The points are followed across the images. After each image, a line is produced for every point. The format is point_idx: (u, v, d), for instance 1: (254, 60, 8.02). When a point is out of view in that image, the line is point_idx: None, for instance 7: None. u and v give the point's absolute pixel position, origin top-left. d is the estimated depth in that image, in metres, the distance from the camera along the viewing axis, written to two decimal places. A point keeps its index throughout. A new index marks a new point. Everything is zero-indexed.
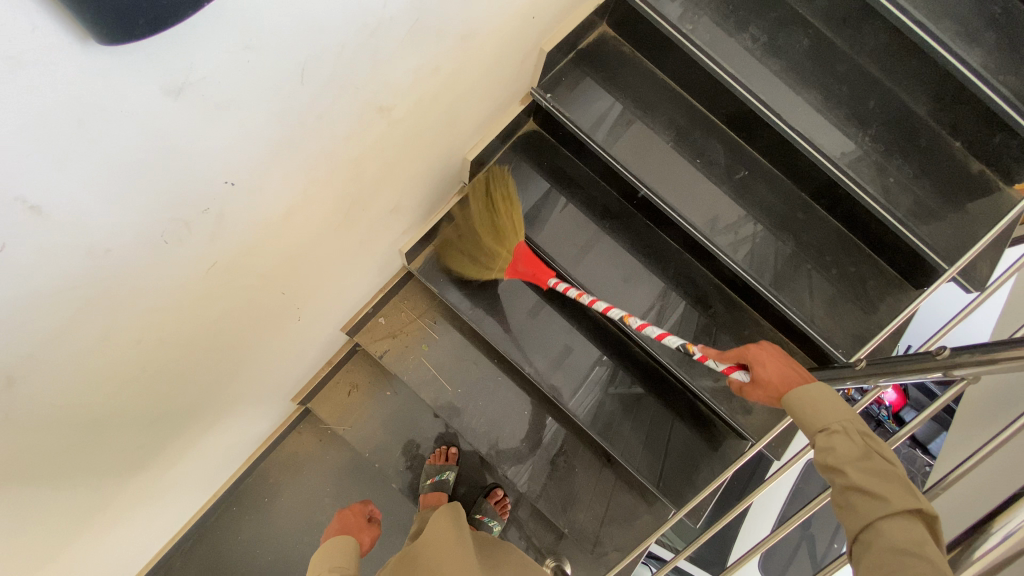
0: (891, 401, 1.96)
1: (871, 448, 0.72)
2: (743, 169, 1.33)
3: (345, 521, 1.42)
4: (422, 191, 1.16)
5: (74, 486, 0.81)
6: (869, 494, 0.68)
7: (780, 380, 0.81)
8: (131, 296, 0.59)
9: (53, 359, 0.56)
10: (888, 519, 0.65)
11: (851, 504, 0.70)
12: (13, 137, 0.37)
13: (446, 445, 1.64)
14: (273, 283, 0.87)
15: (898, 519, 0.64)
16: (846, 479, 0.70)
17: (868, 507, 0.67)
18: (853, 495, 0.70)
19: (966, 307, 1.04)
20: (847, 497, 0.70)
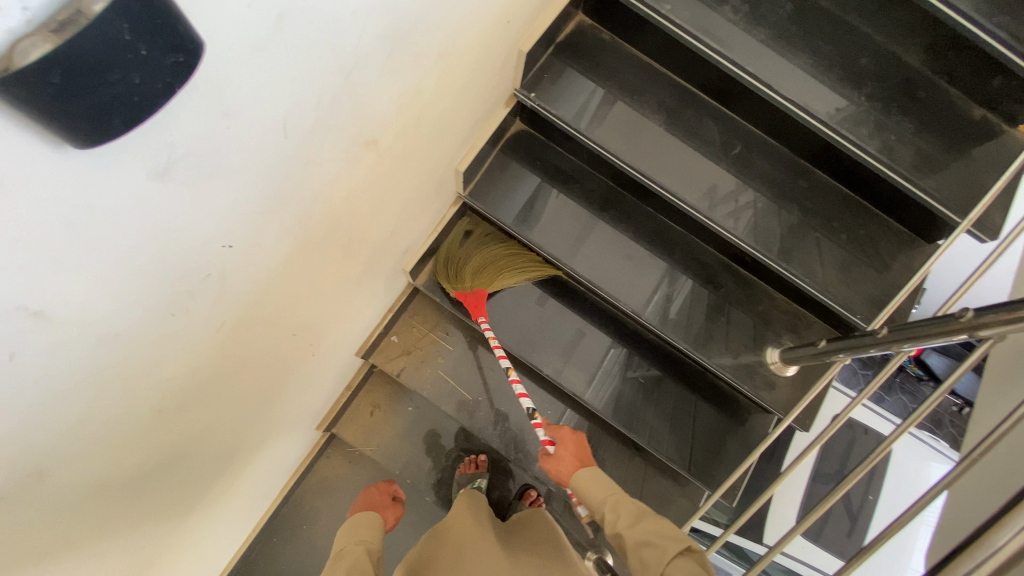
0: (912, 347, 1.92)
1: (637, 509, 0.97)
2: (739, 143, 1.31)
3: (371, 498, 1.45)
4: (417, 210, 1.14)
5: (119, 553, 0.82)
6: (652, 545, 0.88)
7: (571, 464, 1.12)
8: (147, 373, 0.59)
9: (81, 445, 0.56)
10: (671, 562, 0.85)
11: (643, 558, 0.89)
12: (7, 254, 0.37)
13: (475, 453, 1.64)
14: (284, 327, 0.87)
15: (676, 559, 0.85)
16: (634, 540, 0.91)
17: (655, 556, 0.86)
18: (642, 549, 0.90)
19: (983, 261, 1.02)
20: (641, 555, 0.89)
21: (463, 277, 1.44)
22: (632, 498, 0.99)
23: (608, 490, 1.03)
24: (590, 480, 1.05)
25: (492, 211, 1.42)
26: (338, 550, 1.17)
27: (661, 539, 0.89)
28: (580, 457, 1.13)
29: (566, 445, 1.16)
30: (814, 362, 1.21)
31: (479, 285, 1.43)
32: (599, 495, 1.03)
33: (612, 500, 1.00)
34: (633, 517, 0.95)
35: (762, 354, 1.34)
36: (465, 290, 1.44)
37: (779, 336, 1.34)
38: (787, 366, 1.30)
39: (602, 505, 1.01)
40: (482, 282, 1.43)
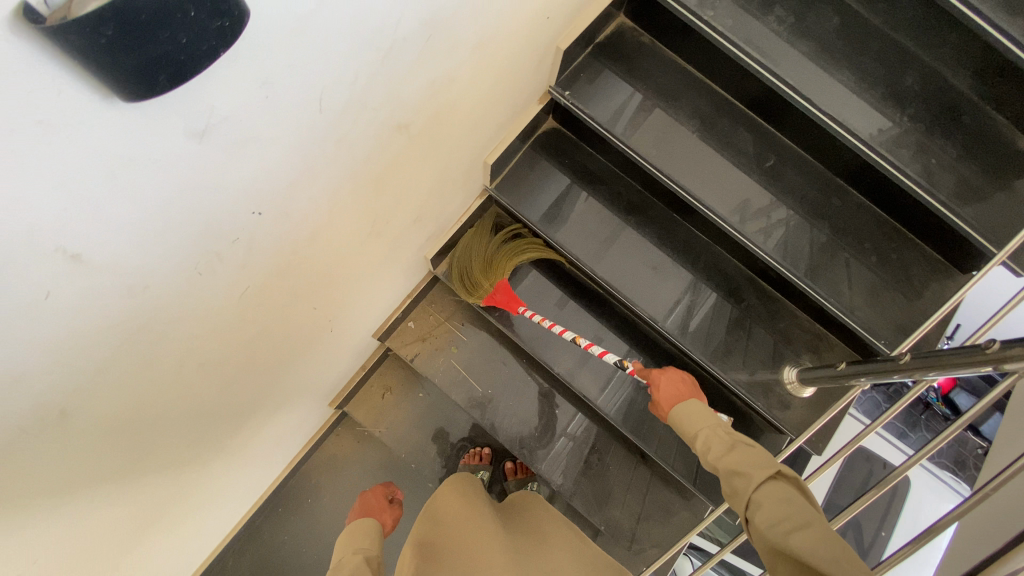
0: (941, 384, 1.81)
1: (732, 440, 0.89)
2: (773, 156, 1.28)
3: (368, 503, 1.37)
4: (443, 198, 1.16)
5: (132, 500, 0.86)
6: (740, 474, 0.81)
7: (670, 401, 1.06)
8: (170, 327, 0.62)
9: (104, 388, 0.59)
10: (759, 488, 0.77)
11: (735, 489, 0.82)
12: (50, 196, 0.39)
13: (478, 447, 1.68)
14: (305, 300, 0.90)
15: (765, 485, 0.77)
16: (723, 469, 0.85)
17: (744, 483, 0.80)
18: (733, 479, 0.83)
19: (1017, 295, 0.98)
20: (731, 484, 0.82)
21: (478, 283, 1.46)
22: (729, 430, 0.91)
23: (706, 423, 0.96)
24: (690, 417, 0.99)
25: (517, 206, 1.43)
26: (338, 559, 1.11)
27: (750, 466, 0.81)
28: (680, 394, 1.06)
29: (660, 385, 1.09)
30: (832, 384, 1.18)
31: (498, 280, 1.44)
32: (696, 427, 0.96)
33: (705, 431, 0.94)
34: (726, 448, 0.88)
35: (779, 372, 1.31)
36: (489, 290, 1.45)
37: (798, 356, 1.32)
38: (804, 387, 1.27)
39: (696, 438, 0.94)
40: (498, 276, 1.43)
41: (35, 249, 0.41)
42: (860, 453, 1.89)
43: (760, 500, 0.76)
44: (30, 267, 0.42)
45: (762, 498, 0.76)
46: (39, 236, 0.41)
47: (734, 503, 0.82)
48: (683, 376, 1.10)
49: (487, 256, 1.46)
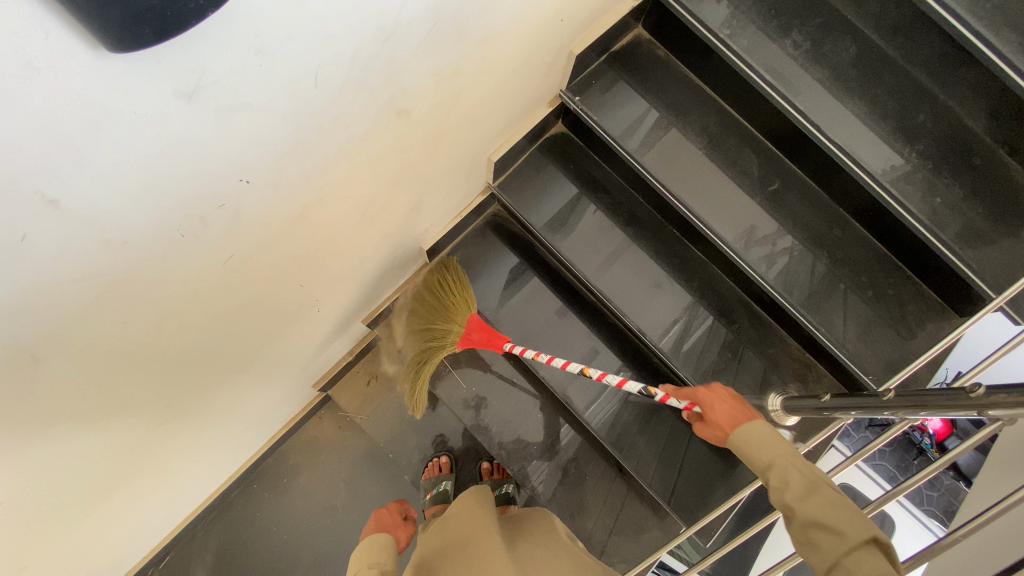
0: (936, 429, 1.86)
1: (815, 478, 0.72)
2: (778, 181, 1.28)
3: (381, 519, 1.33)
4: (443, 190, 1.16)
5: (99, 456, 0.86)
6: (825, 528, 0.66)
7: (728, 419, 0.87)
8: (149, 286, 0.62)
9: (74, 339, 0.59)
10: (848, 554, 0.63)
11: (811, 541, 0.68)
12: (30, 140, 0.40)
13: (440, 458, 1.63)
14: (292, 276, 0.90)
15: (856, 553, 0.63)
16: (800, 518, 0.69)
17: (829, 544, 0.65)
18: (811, 530, 0.68)
19: (1009, 342, 0.97)
20: (808, 535, 0.68)
21: (446, 329, 1.42)
22: (812, 464, 0.73)
23: (778, 449, 0.77)
24: (755, 439, 0.79)
25: (519, 207, 1.44)
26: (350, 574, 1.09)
27: (837, 519, 0.66)
28: (738, 413, 0.87)
29: (713, 403, 0.90)
30: (816, 416, 1.16)
31: (467, 320, 1.39)
32: (763, 457, 0.78)
33: (779, 465, 0.75)
34: (804, 490, 0.71)
35: (764, 398, 1.30)
36: (461, 332, 1.40)
37: (786, 383, 1.31)
38: (787, 417, 1.23)
39: (765, 467, 0.76)
40: (464, 317, 1.38)
41: (13, 191, 0.42)
42: (848, 492, 1.87)
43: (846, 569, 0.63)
44: (7, 207, 0.42)
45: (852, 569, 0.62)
46: (17, 179, 0.41)
47: (812, 560, 0.68)
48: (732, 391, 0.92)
49: (450, 296, 1.42)
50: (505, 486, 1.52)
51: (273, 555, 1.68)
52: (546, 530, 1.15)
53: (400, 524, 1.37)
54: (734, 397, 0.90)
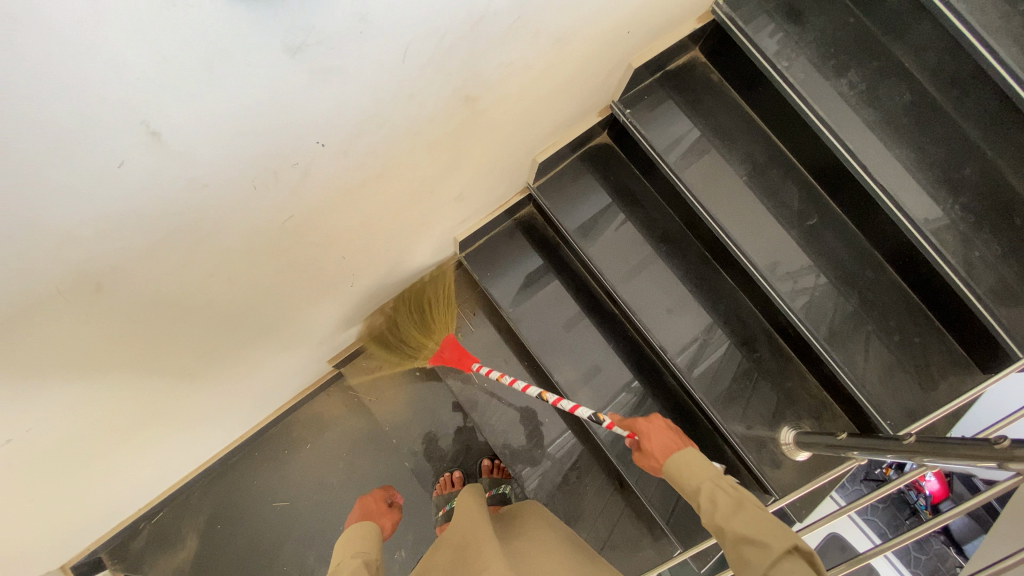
0: (932, 491, 1.80)
1: (739, 497, 0.85)
2: (816, 216, 1.29)
3: (365, 507, 1.31)
4: (487, 183, 1.18)
5: (128, 398, 0.87)
6: (754, 544, 0.75)
7: (663, 449, 1.04)
8: (213, 233, 0.64)
9: (137, 273, 0.61)
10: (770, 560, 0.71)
11: (744, 559, 0.75)
12: (152, 70, 0.42)
13: (450, 472, 1.61)
14: (337, 247, 0.92)
15: (776, 557, 0.71)
16: (729, 532, 0.80)
17: (757, 557, 0.73)
18: (743, 547, 0.76)
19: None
20: (739, 551, 0.77)
21: (422, 345, 1.44)
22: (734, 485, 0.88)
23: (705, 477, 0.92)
24: (685, 466, 0.95)
25: (554, 210, 1.46)
26: (334, 565, 1.06)
27: (764, 533, 0.75)
28: (670, 443, 1.05)
29: (649, 433, 1.07)
30: (828, 453, 1.16)
31: (443, 335, 1.43)
32: (693, 481, 0.93)
33: (705, 489, 0.90)
34: (732, 506, 0.84)
35: (776, 430, 1.30)
36: (435, 350, 1.42)
37: (799, 418, 1.30)
38: (799, 450, 1.23)
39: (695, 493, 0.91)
40: (442, 334, 1.43)
41: (124, 117, 0.44)
42: (835, 541, 1.89)
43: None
44: (114, 132, 0.44)
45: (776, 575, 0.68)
46: (130, 106, 0.44)
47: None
48: (668, 423, 1.11)
49: (429, 318, 1.45)
50: (502, 486, 1.52)
51: (264, 525, 1.69)
52: (549, 534, 1.10)
53: (386, 510, 1.36)
54: (667, 428, 1.08)
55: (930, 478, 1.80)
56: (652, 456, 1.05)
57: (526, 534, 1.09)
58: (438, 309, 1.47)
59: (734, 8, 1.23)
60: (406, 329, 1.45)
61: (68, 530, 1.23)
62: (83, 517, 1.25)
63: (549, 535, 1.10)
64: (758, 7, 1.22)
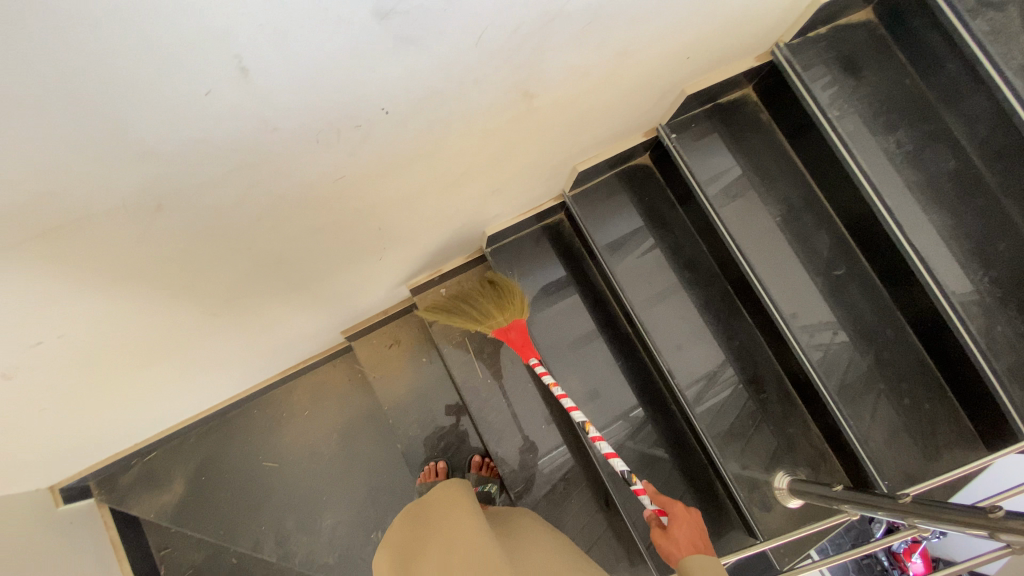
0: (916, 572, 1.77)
1: None
2: (843, 268, 1.29)
3: None
4: (525, 182, 1.20)
5: (153, 329, 0.91)
6: None
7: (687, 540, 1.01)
8: (269, 178, 0.67)
9: (195, 204, 0.65)
10: None
11: None
12: (258, 9, 0.46)
13: (434, 462, 1.62)
14: (376, 217, 0.94)
15: None
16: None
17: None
18: None
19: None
20: None
21: (489, 316, 1.39)
22: None
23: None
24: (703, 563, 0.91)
25: (586, 222, 1.45)
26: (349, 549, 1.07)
27: None
28: (698, 541, 1.01)
29: (683, 522, 1.05)
30: (821, 504, 1.14)
31: (512, 317, 1.38)
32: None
33: None
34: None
35: (771, 474, 1.29)
36: (503, 325, 1.37)
37: (796, 466, 1.29)
38: (791, 497, 1.23)
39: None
40: (513, 313, 1.37)
41: (219, 48, 0.47)
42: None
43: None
44: (208, 61, 0.48)
45: None
46: (229, 40, 0.47)
47: None
48: (703, 525, 1.06)
49: (498, 291, 1.41)
50: (489, 484, 1.52)
51: (249, 483, 1.71)
52: (556, 552, 1.00)
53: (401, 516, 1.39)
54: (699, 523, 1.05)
55: (916, 561, 1.75)
56: (675, 543, 1.02)
57: (526, 548, 0.99)
58: (507, 288, 1.43)
59: (795, 52, 1.23)
60: (476, 300, 1.42)
61: (69, 450, 1.27)
62: (85, 441, 1.28)
63: (550, 549, 1.01)
64: (817, 55, 1.23)
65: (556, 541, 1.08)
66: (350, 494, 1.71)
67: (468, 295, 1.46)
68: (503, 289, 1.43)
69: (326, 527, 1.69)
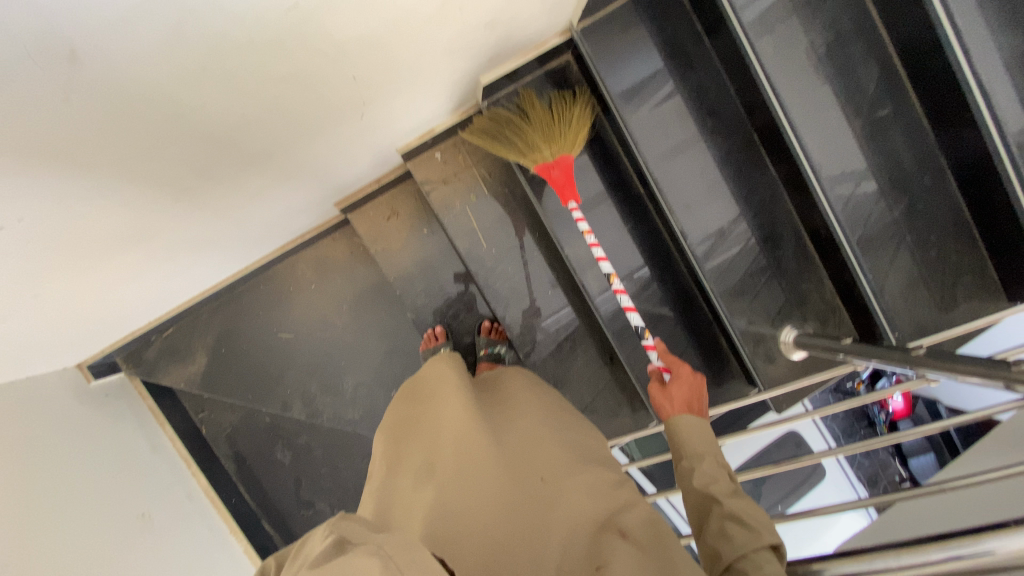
0: (895, 409, 1.91)
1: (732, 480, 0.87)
2: (888, 107, 1.14)
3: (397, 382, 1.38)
4: (523, 11, 1.01)
5: (122, 207, 0.84)
6: (741, 524, 0.78)
7: (683, 402, 1.03)
8: (202, 11, 0.54)
9: (121, 51, 0.54)
10: (756, 550, 0.74)
11: (726, 533, 0.78)
12: None
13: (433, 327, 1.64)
14: (348, 63, 0.80)
15: (764, 551, 0.73)
16: (721, 508, 0.81)
17: (741, 538, 0.76)
18: (728, 523, 0.79)
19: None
20: (724, 527, 0.79)
21: (535, 149, 1.27)
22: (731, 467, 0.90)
23: (708, 447, 0.93)
24: (696, 427, 0.96)
25: (598, 62, 1.24)
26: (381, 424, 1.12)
27: (761, 523, 0.77)
28: (693, 403, 1.04)
29: (684, 384, 1.06)
30: (826, 355, 1.16)
31: (560, 153, 1.26)
32: (695, 447, 0.93)
33: (709, 458, 0.90)
34: (730, 490, 0.84)
35: (778, 329, 1.28)
36: (547, 161, 1.26)
37: (804, 320, 1.28)
38: (796, 350, 1.24)
39: (695, 457, 0.91)
40: (561, 149, 1.26)
41: None
42: (793, 438, 2.01)
43: (739, 565, 0.74)
44: None
45: (754, 560, 0.72)
46: None
47: (717, 552, 0.78)
48: (703, 387, 1.08)
49: (549, 120, 1.27)
50: (497, 346, 1.55)
51: (267, 355, 1.77)
52: (537, 409, 1.05)
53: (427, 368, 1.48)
54: (700, 384, 1.07)
55: (898, 399, 1.89)
56: (670, 399, 1.05)
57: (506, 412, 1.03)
58: (560, 116, 1.28)
59: None
60: (523, 128, 1.28)
61: (81, 329, 1.29)
62: (95, 321, 1.29)
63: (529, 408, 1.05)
64: None
65: (543, 398, 1.10)
66: (366, 359, 1.79)
67: (514, 118, 1.30)
68: (555, 118, 1.28)
69: (349, 388, 1.79)
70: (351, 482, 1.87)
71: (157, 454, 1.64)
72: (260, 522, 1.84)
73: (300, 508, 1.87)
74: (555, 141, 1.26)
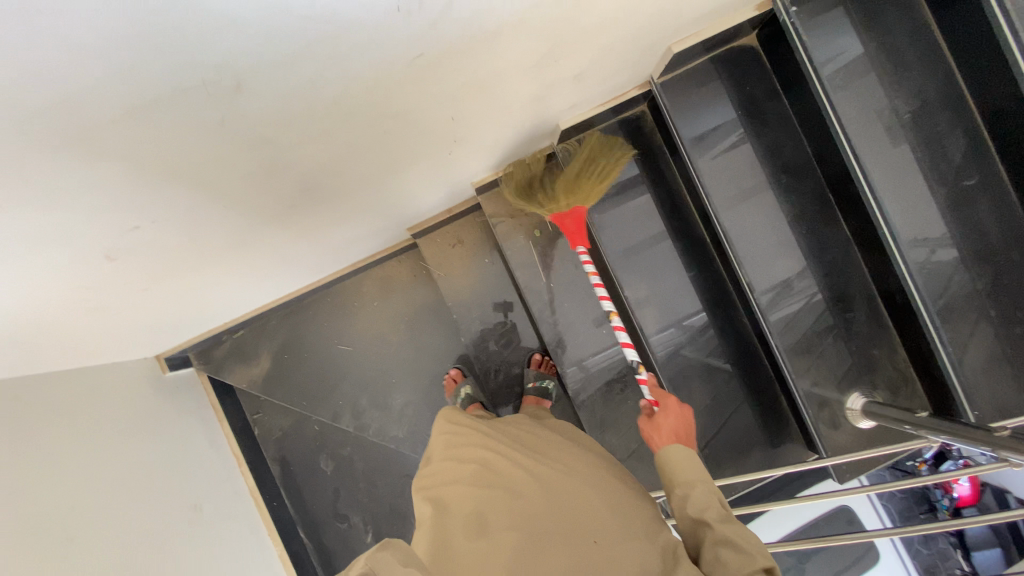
0: (961, 495, 1.75)
1: (721, 504, 0.89)
2: (976, 177, 1.09)
3: None
4: (611, 64, 1.07)
5: (234, 219, 0.92)
6: (736, 548, 0.81)
7: (671, 431, 1.03)
8: (347, 56, 0.62)
9: (275, 85, 0.61)
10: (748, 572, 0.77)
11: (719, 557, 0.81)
12: None
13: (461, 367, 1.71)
14: (451, 104, 0.88)
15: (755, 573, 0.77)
16: (713, 533, 0.85)
17: (736, 562, 0.79)
18: (721, 547, 0.82)
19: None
20: (717, 552, 0.82)
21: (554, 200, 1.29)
22: (720, 491, 0.91)
23: (697, 474, 0.94)
24: (683, 454, 0.96)
25: (673, 113, 1.27)
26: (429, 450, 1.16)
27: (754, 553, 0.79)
28: (681, 431, 1.03)
29: (671, 414, 1.07)
30: (897, 426, 1.10)
31: (574, 203, 1.26)
32: (685, 475, 0.94)
33: (699, 484, 0.92)
34: (721, 516, 0.87)
35: (845, 394, 1.23)
36: (561, 210, 1.27)
37: (874, 387, 1.23)
38: (862, 418, 1.18)
39: (686, 485, 0.93)
40: (577, 199, 1.26)
41: None
42: (845, 514, 1.88)
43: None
44: None
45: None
46: None
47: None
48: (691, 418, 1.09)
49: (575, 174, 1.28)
50: (546, 381, 1.56)
51: (324, 366, 1.85)
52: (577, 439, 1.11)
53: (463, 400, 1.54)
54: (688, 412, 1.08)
55: (963, 484, 1.73)
56: (658, 429, 1.05)
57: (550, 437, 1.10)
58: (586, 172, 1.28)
59: None
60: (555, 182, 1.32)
61: (168, 324, 1.40)
62: (181, 318, 1.40)
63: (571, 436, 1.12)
64: None
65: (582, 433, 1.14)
66: (416, 380, 1.83)
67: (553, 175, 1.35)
68: (588, 173, 1.28)
69: (396, 405, 1.84)
70: (387, 501, 1.89)
71: (213, 450, 1.72)
72: (296, 530, 1.88)
73: (336, 521, 1.90)
74: (576, 192, 1.27)
